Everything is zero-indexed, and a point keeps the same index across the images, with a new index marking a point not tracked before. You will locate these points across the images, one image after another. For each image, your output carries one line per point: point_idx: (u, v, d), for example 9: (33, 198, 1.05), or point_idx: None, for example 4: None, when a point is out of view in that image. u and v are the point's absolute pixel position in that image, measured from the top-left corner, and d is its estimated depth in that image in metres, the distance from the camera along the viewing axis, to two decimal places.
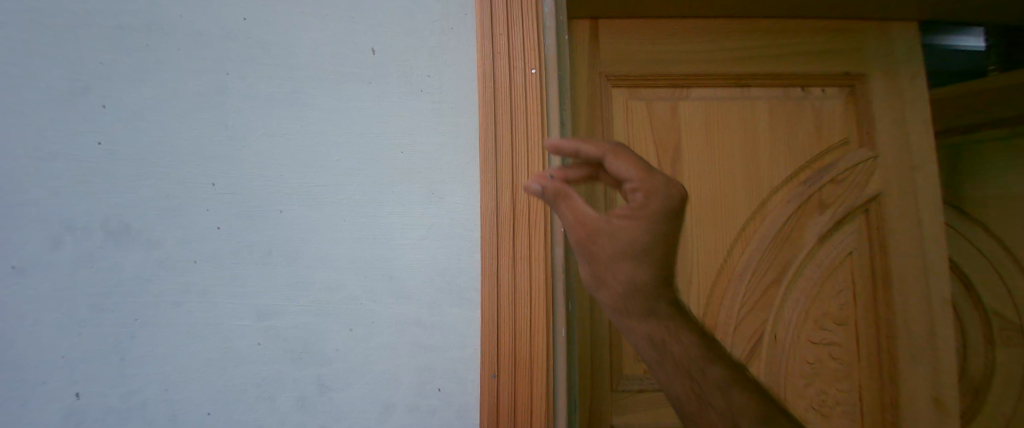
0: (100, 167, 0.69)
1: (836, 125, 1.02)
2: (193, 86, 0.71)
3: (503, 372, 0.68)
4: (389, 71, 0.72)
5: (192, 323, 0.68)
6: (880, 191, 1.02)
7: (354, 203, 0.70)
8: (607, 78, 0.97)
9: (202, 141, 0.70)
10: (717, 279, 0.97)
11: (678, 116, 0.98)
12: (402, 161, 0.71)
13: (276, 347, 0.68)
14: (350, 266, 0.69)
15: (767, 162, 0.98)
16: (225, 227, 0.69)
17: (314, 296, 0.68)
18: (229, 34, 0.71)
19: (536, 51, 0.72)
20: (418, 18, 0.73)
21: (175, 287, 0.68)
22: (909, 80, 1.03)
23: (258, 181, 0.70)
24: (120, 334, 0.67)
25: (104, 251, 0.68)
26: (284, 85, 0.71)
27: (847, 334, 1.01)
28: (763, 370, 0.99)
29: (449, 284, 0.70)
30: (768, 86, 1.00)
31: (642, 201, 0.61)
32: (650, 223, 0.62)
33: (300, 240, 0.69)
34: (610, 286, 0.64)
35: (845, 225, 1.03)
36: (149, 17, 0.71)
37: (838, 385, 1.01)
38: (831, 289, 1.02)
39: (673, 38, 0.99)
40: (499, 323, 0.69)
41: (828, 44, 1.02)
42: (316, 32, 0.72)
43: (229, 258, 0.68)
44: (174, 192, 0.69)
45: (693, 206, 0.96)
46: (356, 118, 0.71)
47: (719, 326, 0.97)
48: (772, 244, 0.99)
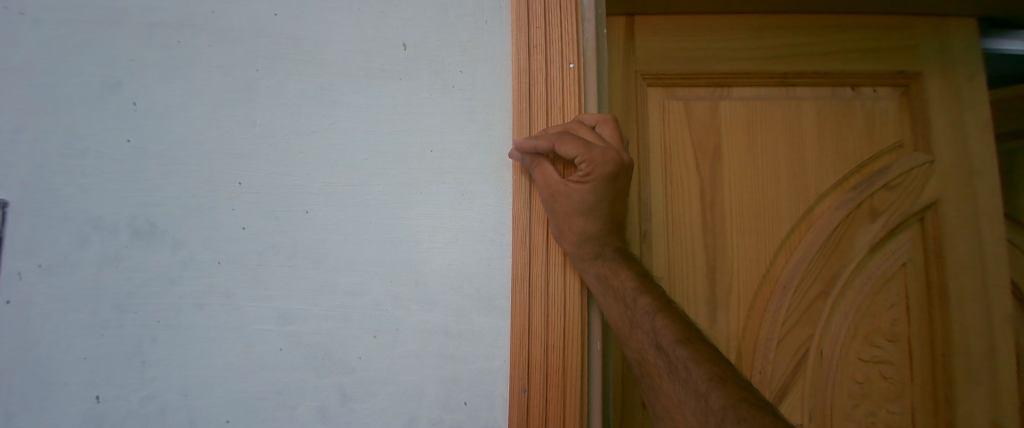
0: (128, 165, 0.68)
1: (890, 127, 0.94)
2: (222, 83, 0.69)
3: (534, 386, 0.64)
4: (420, 67, 0.69)
5: (214, 326, 0.66)
6: (936, 198, 0.93)
7: (381, 204, 0.67)
8: (643, 77, 0.91)
9: (229, 139, 0.68)
10: (758, 292, 0.89)
11: (718, 116, 0.92)
12: (431, 161, 0.68)
13: (298, 353, 0.65)
14: (376, 270, 0.66)
15: (814, 166, 0.91)
16: (249, 227, 0.67)
17: (339, 300, 0.66)
18: (259, 30, 0.70)
19: (574, 44, 0.68)
20: (450, 12, 0.70)
21: (199, 288, 0.66)
22: (973, 78, 0.94)
23: (284, 180, 0.67)
24: (142, 336, 0.66)
25: (130, 251, 0.66)
26: (313, 81, 0.69)
27: (901, 352, 0.92)
28: (809, 390, 0.90)
29: (478, 292, 0.66)
30: (816, 85, 0.94)
31: (587, 169, 0.61)
32: (597, 187, 0.62)
33: (327, 241, 0.66)
34: (572, 253, 0.64)
35: (898, 233, 0.93)
36: (181, 14, 0.70)
37: (889, 406, 0.92)
38: (881, 302, 0.92)
39: (712, 34, 0.93)
40: (530, 334, 0.65)
41: (884, 39, 0.95)
42: (346, 27, 0.70)
43: (253, 259, 0.66)
44: (200, 191, 0.67)
45: (734, 211, 0.90)
46: (386, 116, 0.69)
47: (760, 341, 0.89)
48: (819, 253, 0.91)
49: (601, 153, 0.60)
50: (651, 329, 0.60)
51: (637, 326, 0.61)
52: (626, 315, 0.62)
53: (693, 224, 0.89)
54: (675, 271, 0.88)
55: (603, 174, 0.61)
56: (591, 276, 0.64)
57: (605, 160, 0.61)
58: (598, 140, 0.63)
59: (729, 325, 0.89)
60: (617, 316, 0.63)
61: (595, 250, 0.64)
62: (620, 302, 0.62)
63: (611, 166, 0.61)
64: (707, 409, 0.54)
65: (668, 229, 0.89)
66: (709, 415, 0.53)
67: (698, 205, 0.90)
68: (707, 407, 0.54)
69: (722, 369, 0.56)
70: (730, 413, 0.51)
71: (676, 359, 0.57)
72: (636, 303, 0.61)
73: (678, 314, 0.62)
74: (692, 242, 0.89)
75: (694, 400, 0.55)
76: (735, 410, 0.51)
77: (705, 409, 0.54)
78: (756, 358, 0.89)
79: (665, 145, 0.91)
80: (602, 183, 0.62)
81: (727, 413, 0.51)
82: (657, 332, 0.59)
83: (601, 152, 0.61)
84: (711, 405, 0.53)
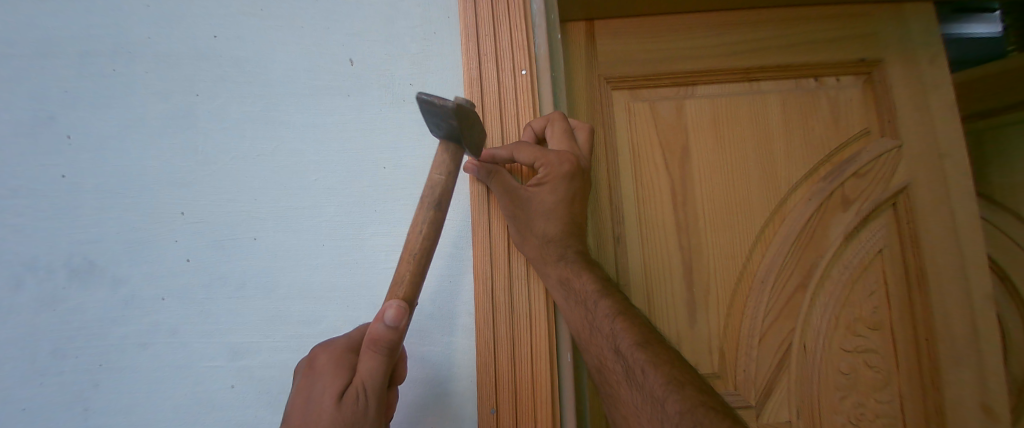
0: (63, 201, 0.65)
1: (855, 115, 0.94)
2: (160, 110, 0.67)
3: (503, 406, 0.61)
4: (368, 82, 0.67)
5: (160, 366, 0.62)
6: (907, 182, 0.92)
7: (334, 225, 0.64)
8: (607, 80, 0.90)
9: (170, 167, 0.66)
10: (737, 288, 0.88)
11: (685, 116, 0.91)
12: (384, 178, 0.65)
13: (251, 389, 0.62)
14: (329, 295, 0.63)
15: (783, 158, 0.91)
16: (195, 258, 0.64)
17: (293, 329, 0.62)
18: (199, 53, 0.67)
19: (525, 51, 0.66)
20: (397, 24, 0.68)
21: (143, 327, 0.63)
22: (933, 64, 0.94)
23: (230, 207, 0.65)
24: (84, 381, 0.62)
25: (68, 292, 0.63)
26: (257, 102, 0.67)
27: (884, 339, 0.90)
28: (795, 386, 0.88)
29: (439, 310, 0.65)
30: (780, 78, 0.93)
31: (546, 171, 0.62)
32: (557, 188, 0.63)
33: (278, 268, 0.64)
34: (533, 258, 0.63)
35: (872, 220, 0.93)
36: (115, 41, 0.67)
37: (877, 395, 0.89)
38: (861, 291, 0.91)
39: (672, 34, 0.93)
40: (496, 351, 0.62)
41: (842, 30, 0.95)
42: (289, 45, 0.67)
43: (200, 292, 0.63)
44: (142, 224, 0.64)
45: (704, 209, 0.89)
46: (335, 134, 0.66)
47: (741, 340, 0.87)
48: (795, 246, 0.89)
49: (558, 156, 0.62)
50: (610, 333, 0.59)
51: (598, 330, 0.60)
52: (588, 319, 0.61)
53: (666, 225, 0.88)
54: (651, 274, 0.86)
55: (561, 177, 0.63)
56: (554, 280, 0.62)
57: (560, 162, 0.62)
58: (557, 143, 0.64)
59: (709, 325, 0.87)
60: (578, 322, 0.62)
61: (552, 254, 0.63)
62: (582, 305, 0.61)
63: (567, 166, 0.63)
64: (665, 414, 0.53)
65: (642, 231, 0.87)
66: (664, 418, 0.53)
67: (669, 206, 0.88)
68: (663, 412, 0.53)
69: (680, 372, 0.55)
70: (686, 419, 0.50)
71: (633, 362, 0.57)
72: (596, 307, 0.60)
73: (637, 318, 0.60)
74: (667, 243, 0.87)
75: (651, 405, 0.55)
76: (693, 414, 0.50)
77: (662, 414, 0.53)
78: (739, 356, 0.87)
79: (632, 147, 0.90)
80: (561, 186, 0.63)
81: (683, 419, 0.51)
82: (616, 336, 0.58)
83: (558, 155, 0.62)
84: (667, 410, 0.53)
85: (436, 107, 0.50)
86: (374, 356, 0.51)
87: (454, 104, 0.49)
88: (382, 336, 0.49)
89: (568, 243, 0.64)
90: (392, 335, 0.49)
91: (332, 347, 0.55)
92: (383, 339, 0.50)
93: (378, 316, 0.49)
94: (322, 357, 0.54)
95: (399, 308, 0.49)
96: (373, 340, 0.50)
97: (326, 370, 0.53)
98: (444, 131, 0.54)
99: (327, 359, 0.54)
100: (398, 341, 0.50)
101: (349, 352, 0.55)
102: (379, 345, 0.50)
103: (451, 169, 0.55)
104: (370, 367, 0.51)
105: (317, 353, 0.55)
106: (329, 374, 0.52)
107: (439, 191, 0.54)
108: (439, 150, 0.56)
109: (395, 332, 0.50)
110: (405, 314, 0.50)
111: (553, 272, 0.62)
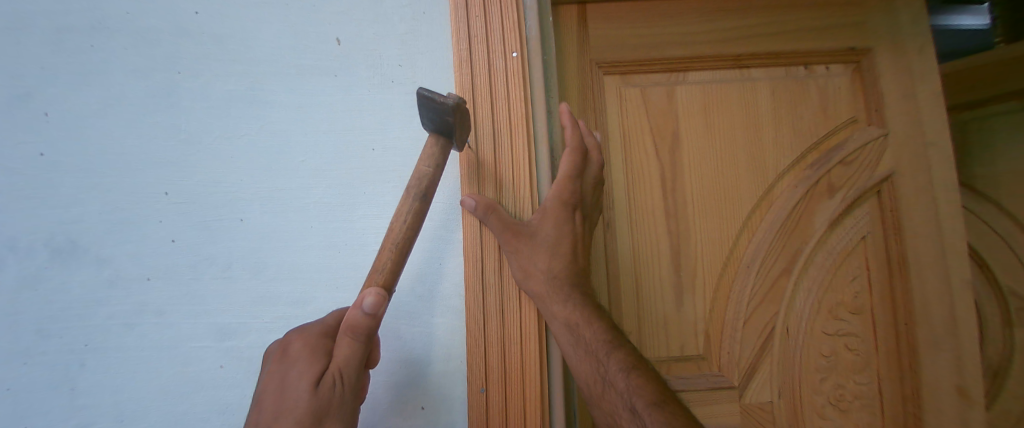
0: (44, 180, 0.63)
1: (843, 104, 0.95)
2: (142, 88, 0.65)
3: (492, 386, 0.62)
4: (356, 62, 0.66)
5: (147, 347, 0.62)
6: (891, 171, 0.94)
7: (322, 207, 0.64)
8: (599, 66, 0.90)
9: (153, 146, 0.64)
10: (723, 273, 0.89)
11: (675, 102, 0.91)
12: (374, 159, 0.65)
13: (240, 369, 0.62)
14: (318, 277, 0.63)
15: (772, 146, 0.92)
16: (180, 240, 0.63)
17: (282, 310, 0.62)
18: (181, 29, 0.66)
19: (516, 32, 0.65)
20: (385, 3, 0.66)
21: (128, 308, 0.62)
22: (920, 54, 0.95)
23: (216, 187, 0.64)
24: (69, 361, 0.62)
25: (50, 272, 0.62)
26: (242, 81, 0.66)
27: (864, 323, 0.93)
28: (778, 368, 0.90)
29: (429, 292, 0.65)
30: (770, 66, 0.94)
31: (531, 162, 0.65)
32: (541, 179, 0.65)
33: (265, 250, 0.63)
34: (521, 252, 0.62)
35: (857, 208, 0.94)
36: (93, 15, 0.65)
37: (856, 377, 0.92)
38: (844, 276, 0.93)
39: (663, 20, 0.92)
40: (486, 333, 0.63)
41: (832, 18, 0.95)
42: (276, 24, 0.66)
43: (186, 273, 0.63)
44: (125, 204, 0.63)
45: (693, 195, 0.89)
46: (322, 115, 0.65)
47: (726, 324, 0.89)
48: (781, 232, 0.91)
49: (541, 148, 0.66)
50: (624, 390, 0.59)
51: (610, 386, 0.60)
52: (569, 328, 0.61)
53: (656, 211, 0.89)
54: (640, 258, 0.87)
55: (562, 209, 0.63)
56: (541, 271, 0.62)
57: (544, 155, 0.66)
58: (559, 176, 0.64)
59: (696, 309, 0.88)
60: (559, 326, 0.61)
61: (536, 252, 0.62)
62: (592, 356, 0.61)
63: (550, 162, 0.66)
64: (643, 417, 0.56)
65: (632, 216, 0.88)
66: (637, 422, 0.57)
67: (659, 193, 0.89)
68: (638, 418, 0.57)
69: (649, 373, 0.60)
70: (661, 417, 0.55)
71: (608, 371, 0.60)
72: (608, 358, 0.60)
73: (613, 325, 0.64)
74: (656, 228, 0.88)
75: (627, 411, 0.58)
76: None
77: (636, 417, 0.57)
78: (724, 339, 0.89)
79: (623, 133, 0.90)
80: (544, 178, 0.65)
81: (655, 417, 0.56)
82: (629, 393, 0.58)
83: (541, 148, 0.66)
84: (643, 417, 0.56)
85: (435, 103, 0.51)
86: (351, 343, 0.52)
87: (454, 102, 0.51)
88: (361, 323, 0.51)
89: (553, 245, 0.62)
90: (370, 321, 0.51)
91: (308, 332, 0.56)
92: (360, 325, 0.51)
93: (356, 303, 0.50)
94: (297, 344, 0.55)
95: (378, 295, 0.50)
96: (351, 327, 0.51)
97: (301, 357, 0.53)
98: (437, 127, 0.55)
99: (302, 347, 0.54)
100: (375, 326, 0.52)
101: (325, 339, 0.56)
102: (357, 332, 0.51)
103: (439, 161, 0.55)
104: (347, 353, 0.52)
105: (291, 339, 0.56)
106: (305, 360, 0.53)
107: (428, 183, 0.54)
108: (428, 142, 0.56)
109: (373, 318, 0.51)
110: (384, 301, 0.51)
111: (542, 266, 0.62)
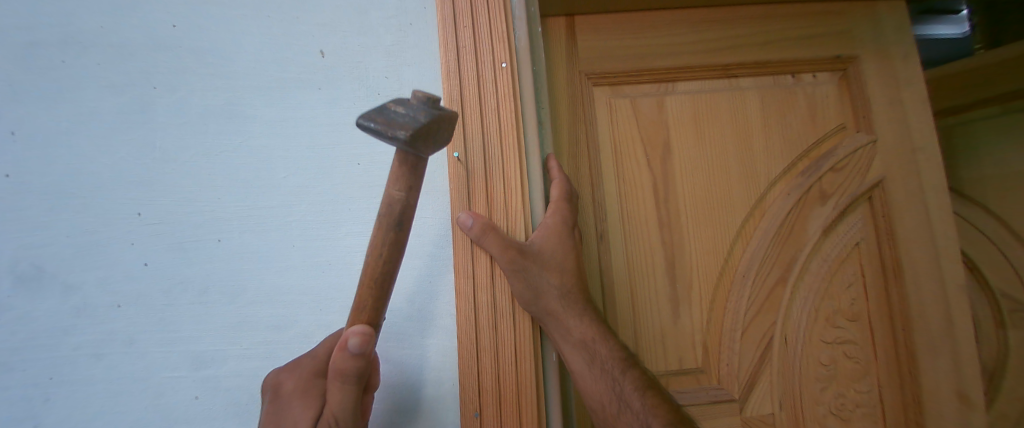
0: (9, 202, 0.60)
1: (831, 111, 0.95)
2: (114, 104, 0.63)
3: (487, 410, 0.59)
4: (340, 75, 0.64)
5: (117, 378, 0.58)
6: (882, 176, 0.94)
7: (306, 225, 0.61)
8: (588, 76, 0.89)
9: (125, 165, 0.62)
10: (719, 283, 0.88)
11: (665, 111, 0.91)
12: (359, 175, 0.63)
13: (217, 400, 0.59)
14: (302, 299, 0.60)
15: (762, 153, 0.91)
16: (154, 263, 0.60)
17: (263, 335, 0.59)
18: (157, 44, 0.64)
19: (505, 42, 0.64)
20: (370, 15, 0.65)
21: (97, 336, 0.59)
22: (905, 60, 0.95)
23: (191, 207, 0.61)
24: (33, 396, 0.58)
25: (15, 300, 0.59)
26: (221, 96, 0.63)
27: (861, 330, 0.91)
28: (777, 379, 0.88)
29: (419, 311, 0.63)
30: (759, 74, 0.94)
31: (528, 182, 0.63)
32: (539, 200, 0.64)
33: (244, 271, 0.60)
34: (530, 276, 0.59)
35: (849, 214, 0.93)
36: (64, 31, 0.63)
37: (856, 386, 0.90)
38: (840, 283, 0.92)
39: (651, 30, 0.92)
40: (479, 353, 0.60)
41: (818, 26, 0.96)
42: (256, 36, 0.64)
43: (160, 299, 0.60)
44: (95, 226, 0.60)
45: (686, 205, 0.88)
46: (304, 130, 0.63)
47: (724, 335, 0.87)
48: (775, 241, 0.89)
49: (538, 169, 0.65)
50: (640, 410, 0.60)
51: (627, 406, 0.60)
52: (581, 344, 0.61)
53: (649, 221, 0.87)
54: (634, 271, 0.86)
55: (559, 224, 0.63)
56: (552, 290, 0.61)
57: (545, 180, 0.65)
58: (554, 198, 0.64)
59: (692, 320, 0.86)
60: (570, 345, 0.61)
61: (547, 270, 0.61)
62: (606, 374, 0.61)
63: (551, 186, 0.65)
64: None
65: (624, 227, 0.86)
66: None
67: (652, 203, 0.88)
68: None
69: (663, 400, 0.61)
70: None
71: (623, 391, 0.61)
72: (623, 377, 0.61)
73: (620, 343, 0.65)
74: (649, 238, 0.87)
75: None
76: None
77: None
78: (723, 351, 0.87)
79: (614, 144, 0.89)
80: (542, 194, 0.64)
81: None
82: (646, 413, 0.59)
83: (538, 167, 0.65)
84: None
85: (384, 135, 0.39)
86: (342, 387, 0.47)
87: (405, 133, 0.39)
88: (349, 365, 0.46)
89: (560, 261, 0.62)
90: (359, 362, 0.46)
91: (299, 369, 0.54)
92: (349, 368, 0.47)
93: (342, 345, 0.46)
94: (290, 382, 0.53)
95: (363, 335, 0.45)
96: (339, 371, 0.47)
97: (294, 397, 0.52)
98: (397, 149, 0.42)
99: (295, 385, 0.53)
100: (366, 367, 0.47)
101: (318, 376, 0.54)
102: (346, 375, 0.47)
103: (412, 183, 0.44)
104: (338, 398, 0.48)
105: (283, 379, 0.54)
106: (299, 401, 0.52)
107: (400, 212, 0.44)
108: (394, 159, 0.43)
109: (362, 359, 0.46)
110: (372, 339, 0.46)
111: (543, 280, 0.60)
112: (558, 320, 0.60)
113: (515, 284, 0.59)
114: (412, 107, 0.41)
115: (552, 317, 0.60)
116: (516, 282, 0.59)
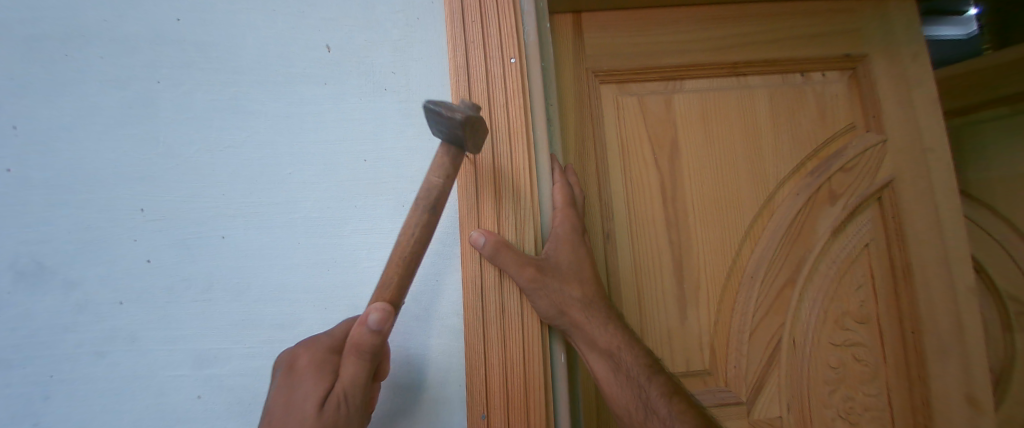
0: (10, 197, 0.60)
1: (841, 110, 0.94)
2: (118, 99, 0.62)
3: (494, 412, 0.58)
4: (346, 70, 0.63)
5: (118, 376, 0.57)
6: (891, 177, 0.93)
7: (311, 222, 0.60)
8: (595, 74, 0.88)
9: (128, 160, 0.61)
10: (727, 284, 0.86)
11: (673, 110, 0.90)
12: (365, 172, 0.62)
13: (220, 399, 0.58)
14: (307, 297, 0.59)
15: (771, 152, 0.90)
16: (156, 260, 0.59)
17: (267, 334, 0.58)
18: (161, 37, 0.63)
19: (514, 37, 0.63)
20: (376, 8, 0.64)
21: (98, 334, 0.58)
22: (918, 59, 0.94)
23: (195, 203, 0.60)
24: (33, 393, 0.57)
25: (16, 296, 0.58)
26: (225, 91, 0.62)
27: (871, 333, 0.90)
28: (785, 382, 0.87)
29: (426, 311, 0.62)
30: (768, 73, 0.92)
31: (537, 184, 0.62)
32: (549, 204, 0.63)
33: (249, 269, 0.59)
34: (551, 288, 0.58)
35: (858, 215, 0.92)
36: (66, 23, 0.62)
37: (865, 389, 0.89)
38: (849, 285, 0.90)
39: (659, 27, 0.91)
40: (486, 354, 0.59)
41: (829, 24, 0.94)
42: (261, 30, 0.63)
43: (163, 297, 0.59)
44: (98, 222, 0.59)
45: (694, 205, 0.87)
46: (310, 125, 0.62)
47: (732, 336, 0.85)
48: (784, 242, 0.88)
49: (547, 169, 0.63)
50: (666, 416, 0.60)
51: (652, 413, 0.61)
52: (609, 353, 0.61)
53: (656, 221, 0.86)
54: (641, 272, 0.84)
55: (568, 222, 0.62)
56: (575, 301, 0.60)
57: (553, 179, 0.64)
58: (561, 198, 0.63)
59: (700, 322, 0.85)
60: (597, 354, 0.61)
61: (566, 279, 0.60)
62: (631, 381, 0.62)
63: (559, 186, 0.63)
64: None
65: (631, 227, 0.85)
66: None
67: (659, 202, 0.87)
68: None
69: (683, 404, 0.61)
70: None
71: (651, 398, 0.61)
72: (649, 384, 0.62)
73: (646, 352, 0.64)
74: (656, 238, 0.86)
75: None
76: None
77: None
78: (730, 353, 0.85)
79: (621, 143, 0.87)
80: (553, 196, 0.63)
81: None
82: (672, 420, 0.60)
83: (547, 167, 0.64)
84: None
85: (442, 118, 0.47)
86: (358, 361, 0.50)
87: (462, 115, 0.46)
88: (365, 340, 0.48)
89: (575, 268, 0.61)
90: (374, 338, 0.48)
91: (316, 346, 0.53)
92: (366, 343, 0.49)
93: (361, 320, 0.48)
94: (305, 358, 0.52)
95: (383, 312, 0.47)
96: (356, 345, 0.49)
97: (307, 373, 0.51)
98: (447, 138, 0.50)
99: (310, 360, 0.52)
100: (381, 344, 0.49)
101: (333, 354, 0.53)
102: (362, 350, 0.49)
103: (450, 172, 0.50)
104: (353, 373, 0.50)
105: (299, 354, 0.53)
106: (313, 374, 0.51)
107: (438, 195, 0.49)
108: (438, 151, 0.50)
109: (378, 336, 0.48)
110: (389, 317, 0.48)
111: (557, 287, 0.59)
112: (584, 330, 0.60)
113: (535, 298, 0.58)
114: (463, 106, 0.50)
115: (577, 328, 0.60)
116: (538, 296, 0.58)
